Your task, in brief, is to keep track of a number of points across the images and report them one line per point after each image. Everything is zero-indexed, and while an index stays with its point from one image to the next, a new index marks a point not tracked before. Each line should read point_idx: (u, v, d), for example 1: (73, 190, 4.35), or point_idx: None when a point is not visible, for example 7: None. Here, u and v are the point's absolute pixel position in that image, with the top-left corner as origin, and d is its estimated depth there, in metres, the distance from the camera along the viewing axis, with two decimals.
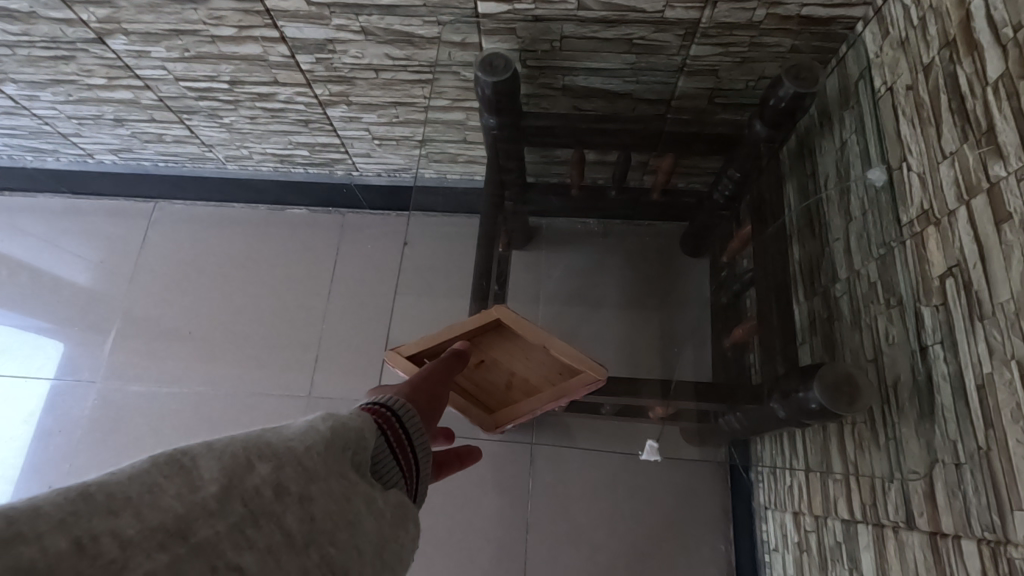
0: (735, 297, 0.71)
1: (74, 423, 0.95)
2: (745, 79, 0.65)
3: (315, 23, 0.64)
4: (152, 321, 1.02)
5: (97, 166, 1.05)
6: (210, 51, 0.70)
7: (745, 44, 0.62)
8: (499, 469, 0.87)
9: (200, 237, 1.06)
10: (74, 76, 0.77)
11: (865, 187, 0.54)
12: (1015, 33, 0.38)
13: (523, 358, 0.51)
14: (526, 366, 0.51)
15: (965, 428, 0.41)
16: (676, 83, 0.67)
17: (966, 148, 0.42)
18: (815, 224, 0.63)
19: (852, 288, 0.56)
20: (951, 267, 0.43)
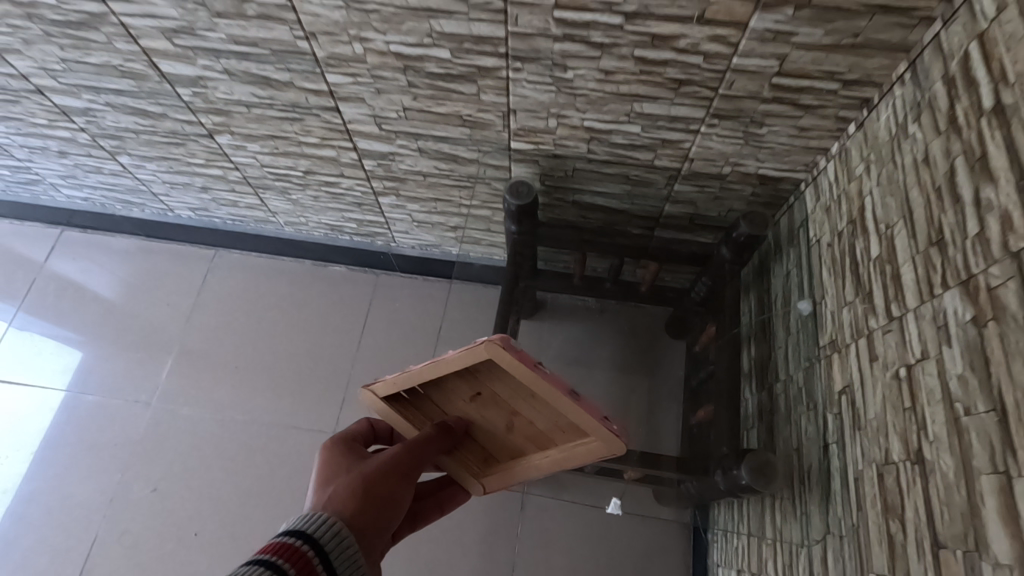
0: (700, 383, 0.87)
1: (128, 438, 1.10)
2: (718, 210, 0.83)
3: (382, 142, 0.82)
4: (206, 352, 1.17)
5: (176, 219, 1.22)
6: (294, 150, 0.88)
7: (716, 188, 0.79)
8: (493, 513, 1.01)
9: (253, 283, 1.23)
10: (179, 155, 0.95)
11: (798, 312, 0.70)
12: (885, 228, 0.54)
13: (534, 408, 0.54)
14: (534, 414, 0.54)
15: (846, 508, 0.55)
16: (662, 208, 0.85)
17: (858, 300, 0.58)
18: (765, 333, 0.78)
19: (786, 389, 0.71)
20: (845, 386, 0.58)
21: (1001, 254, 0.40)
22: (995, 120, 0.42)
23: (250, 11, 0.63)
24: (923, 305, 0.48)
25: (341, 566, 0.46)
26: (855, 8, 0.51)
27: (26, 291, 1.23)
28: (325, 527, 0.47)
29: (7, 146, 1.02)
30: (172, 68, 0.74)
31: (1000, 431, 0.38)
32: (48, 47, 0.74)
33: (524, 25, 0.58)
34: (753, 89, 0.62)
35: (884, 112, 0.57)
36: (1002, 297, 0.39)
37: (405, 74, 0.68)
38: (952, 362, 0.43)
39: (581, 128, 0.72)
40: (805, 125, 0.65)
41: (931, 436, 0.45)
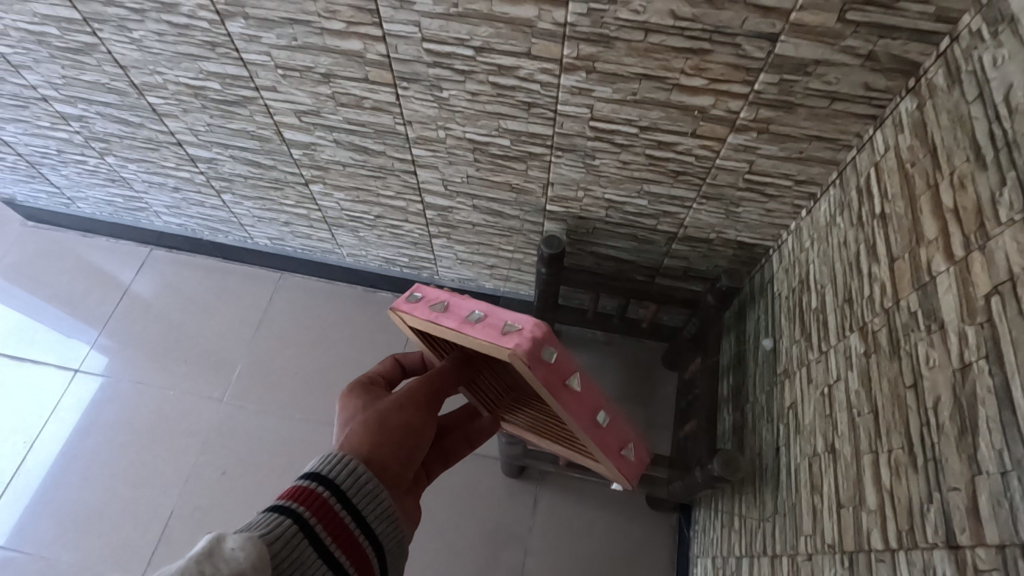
0: (688, 404, 1.08)
1: (202, 428, 1.31)
2: (707, 266, 1.04)
3: (445, 198, 1.05)
4: (271, 358, 1.38)
5: (250, 245, 1.44)
6: (372, 199, 1.11)
7: (705, 248, 1.01)
8: (509, 508, 1.19)
9: (313, 302, 1.45)
10: (275, 197, 1.18)
11: (763, 348, 0.90)
12: (820, 287, 0.76)
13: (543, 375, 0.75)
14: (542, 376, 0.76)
15: (788, 491, 0.75)
16: (661, 261, 1.07)
17: (802, 338, 0.79)
18: (739, 364, 0.98)
19: (752, 407, 0.91)
20: (792, 403, 0.78)
21: (880, 310, 0.61)
22: (880, 222, 0.64)
23: (366, 104, 0.86)
24: (839, 343, 0.69)
25: (361, 503, 0.48)
26: (798, 135, 0.73)
27: (118, 300, 1.46)
28: (341, 469, 0.49)
29: (131, 181, 1.25)
30: (293, 136, 0.98)
31: (874, 425, 0.59)
32: (200, 115, 0.98)
33: (567, 128, 0.81)
34: (731, 181, 0.84)
35: (824, 204, 0.80)
36: (879, 338, 0.61)
37: (473, 153, 0.91)
38: (853, 381, 0.64)
39: (603, 199, 0.95)
40: (770, 207, 0.87)
41: (839, 433, 0.65)
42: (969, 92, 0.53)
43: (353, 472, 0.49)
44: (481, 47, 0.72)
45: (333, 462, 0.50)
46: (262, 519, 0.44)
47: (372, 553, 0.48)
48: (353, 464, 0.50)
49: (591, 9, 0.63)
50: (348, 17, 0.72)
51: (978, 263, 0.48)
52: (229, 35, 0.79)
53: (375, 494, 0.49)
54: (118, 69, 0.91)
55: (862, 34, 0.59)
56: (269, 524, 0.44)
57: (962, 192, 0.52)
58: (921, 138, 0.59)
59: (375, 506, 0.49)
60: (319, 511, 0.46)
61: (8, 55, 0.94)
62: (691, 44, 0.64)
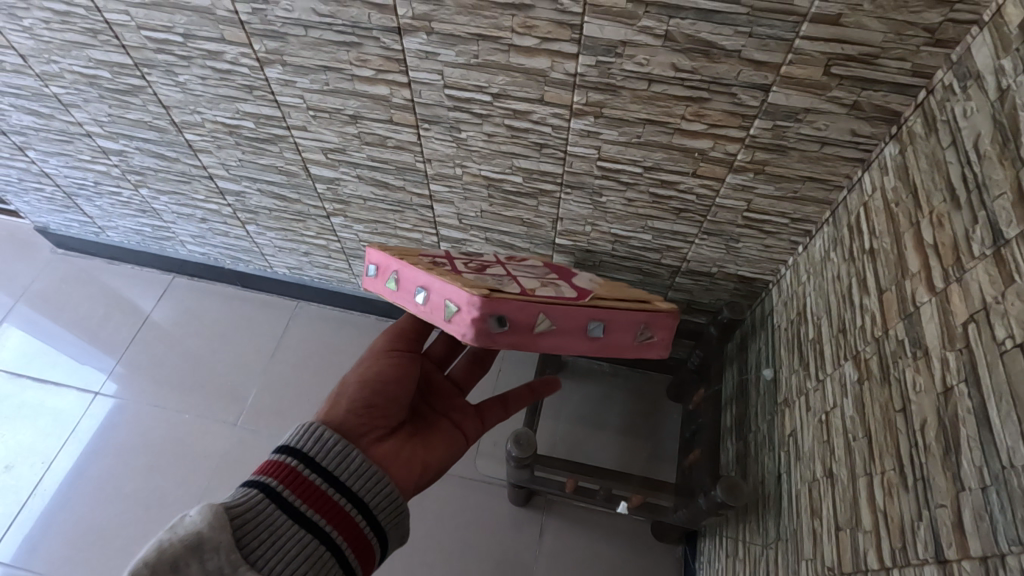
0: (692, 434, 1.10)
1: (215, 451, 1.34)
2: (709, 299, 1.09)
3: (459, 231, 1.10)
4: (285, 383, 1.42)
5: (268, 274, 1.49)
6: (390, 231, 1.16)
7: (707, 282, 1.05)
8: (515, 537, 1.20)
9: (327, 331, 1.50)
10: (297, 228, 1.24)
11: (764, 379, 0.94)
12: (815, 318, 0.80)
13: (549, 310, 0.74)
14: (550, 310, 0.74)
15: (789, 517, 0.77)
16: (665, 294, 1.11)
17: (801, 367, 0.82)
18: (742, 395, 1.01)
19: (755, 436, 0.93)
20: (792, 430, 0.81)
21: (871, 339, 0.65)
22: (869, 257, 0.68)
23: (390, 143, 0.93)
24: (835, 372, 0.72)
25: (325, 460, 0.60)
26: (792, 176, 0.78)
27: (140, 324, 1.51)
28: (305, 436, 0.61)
29: (161, 212, 1.32)
30: (318, 171, 1.04)
31: (867, 448, 0.62)
32: (233, 151, 1.05)
33: (576, 168, 0.87)
34: (730, 218, 0.89)
35: (819, 240, 0.84)
36: (871, 366, 0.64)
37: (488, 189, 0.97)
38: (848, 407, 0.67)
39: (609, 233, 1.00)
40: (769, 243, 0.92)
41: (836, 457, 0.68)
42: (943, 139, 0.58)
43: (314, 433, 0.62)
44: (498, 93, 0.78)
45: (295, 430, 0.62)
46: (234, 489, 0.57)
47: (341, 496, 0.59)
48: (314, 428, 0.62)
49: (599, 61, 0.70)
50: (378, 65, 0.79)
51: (956, 293, 0.53)
52: (267, 79, 0.86)
53: (336, 446, 0.61)
54: (161, 109, 0.99)
55: (846, 86, 0.65)
56: (237, 492, 0.56)
57: (940, 229, 0.56)
58: (903, 180, 0.64)
59: (336, 461, 0.61)
60: (282, 473, 0.58)
61: (59, 96, 1.02)
62: (691, 93, 0.71)
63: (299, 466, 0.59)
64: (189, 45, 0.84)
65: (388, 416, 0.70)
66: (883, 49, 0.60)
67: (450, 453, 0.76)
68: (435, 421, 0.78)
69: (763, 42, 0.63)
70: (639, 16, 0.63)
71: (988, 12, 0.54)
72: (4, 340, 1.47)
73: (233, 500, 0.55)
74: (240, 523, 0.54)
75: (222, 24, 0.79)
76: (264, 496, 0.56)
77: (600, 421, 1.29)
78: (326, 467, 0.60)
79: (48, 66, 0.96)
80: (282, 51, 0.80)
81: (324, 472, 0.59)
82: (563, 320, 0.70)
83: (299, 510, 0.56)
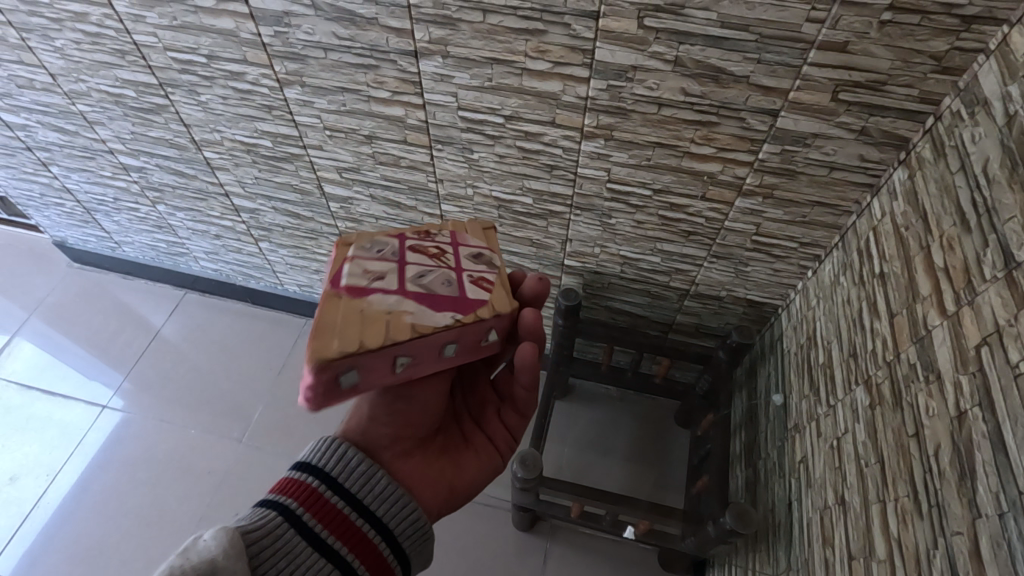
0: (700, 459, 1.09)
1: (220, 468, 1.33)
2: (718, 323, 1.08)
3: None
4: (290, 401, 1.42)
5: (278, 292, 1.51)
6: None
7: (716, 306, 1.05)
8: (518, 562, 1.18)
9: None
10: (309, 246, 1.26)
11: (774, 404, 0.92)
12: (826, 343, 0.79)
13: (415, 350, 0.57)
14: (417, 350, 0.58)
15: (801, 546, 0.75)
16: (674, 317, 1.11)
17: (811, 393, 0.81)
18: (751, 420, 1.00)
19: (764, 463, 0.92)
20: (802, 457, 0.80)
21: (882, 363, 0.65)
22: (880, 280, 0.68)
23: (403, 163, 0.95)
24: (846, 397, 0.71)
25: (348, 482, 0.60)
26: (801, 201, 0.79)
27: (150, 339, 1.52)
28: (331, 456, 0.61)
29: (176, 228, 1.35)
30: (332, 190, 1.06)
31: (880, 474, 0.61)
32: (250, 169, 1.07)
33: (586, 189, 0.88)
34: (739, 242, 0.90)
35: (828, 265, 0.84)
36: (883, 390, 0.64)
37: (498, 210, 0.98)
38: (860, 433, 0.67)
39: (618, 255, 1.00)
40: (777, 268, 0.92)
41: (848, 484, 0.67)
42: (953, 164, 0.59)
43: (339, 452, 0.62)
44: (510, 115, 0.80)
45: (319, 448, 0.62)
46: (253, 510, 0.56)
47: (361, 521, 0.58)
48: (339, 446, 0.62)
49: (610, 85, 0.71)
50: (394, 86, 0.81)
51: (968, 316, 0.52)
52: (286, 99, 0.89)
53: (360, 467, 0.61)
54: (182, 127, 1.01)
55: (854, 112, 0.66)
56: (257, 512, 0.56)
57: (951, 252, 0.56)
58: (912, 205, 0.64)
59: (359, 484, 0.60)
60: (303, 493, 0.58)
61: (85, 113, 1.05)
62: (700, 118, 0.72)
63: (322, 487, 0.59)
64: (212, 66, 0.87)
65: (417, 430, 0.69)
66: (891, 76, 0.61)
67: (482, 472, 0.75)
68: (470, 435, 0.78)
69: (771, 68, 0.64)
70: (649, 41, 0.65)
71: (993, 41, 0.55)
72: (17, 352, 1.49)
73: (251, 522, 0.55)
74: (258, 547, 0.53)
75: (245, 46, 0.81)
76: (285, 518, 0.55)
77: (606, 445, 1.27)
78: (349, 489, 0.60)
79: (76, 85, 0.99)
80: (302, 72, 0.83)
81: (347, 494, 0.59)
82: (418, 368, 0.61)
83: (319, 534, 0.55)
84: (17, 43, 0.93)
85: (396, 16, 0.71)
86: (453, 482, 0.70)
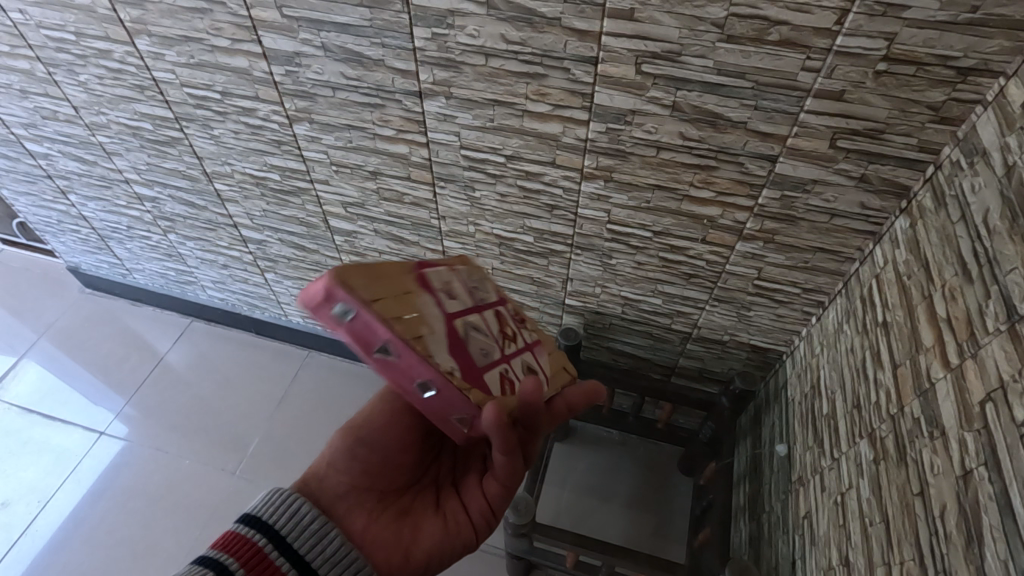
0: (702, 510, 1.05)
1: (210, 501, 1.31)
2: (722, 367, 1.06)
3: None
4: (288, 434, 1.41)
5: (282, 323, 1.51)
6: None
7: (719, 350, 1.03)
8: None
9: (335, 383, 1.49)
10: (313, 278, 1.27)
11: (778, 454, 0.89)
12: (829, 393, 0.77)
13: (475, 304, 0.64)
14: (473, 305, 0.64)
15: None
16: (677, 360, 1.09)
17: (815, 444, 0.78)
18: (755, 471, 0.96)
19: (768, 518, 0.88)
20: (807, 512, 0.76)
21: (886, 416, 0.62)
22: (883, 329, 0.67)
23: (406, 199, 0.96)
24: (850, 450, 0.68)
25: (293, 539, 0.60)
26: (803, 247, 0.78)
27: (152, 366, 1.53)
28: (278, 512, 0.61)
29: (185, 257, 1.37)
30: (337, 223, 1.07)
31: (885, 535, 0.58)
32: (258, 202, 1.09)
33: (586, 230, 0.88)
34: (741, 286, 0.88)
35: (832, 311, 0.83)
36: (886, 444, 0.61)
37: (499, 247, 0.99)
38: (864, 489, 0.64)
39: (619, 296, 1.00)
40: (781, 312, 0.90)
41: (853, 544, 0.63)
42: (953, 214, 0.58)
43: (292, 509, 0.62)
44: (511, 155, 0.81)
45: (271, 503, 0.62)
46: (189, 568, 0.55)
47: None
48: (292, 502, 0.62)
49: (609, 128, 0.72)
50: (399, 125, 0.83)
51: (972, 369, 0.50)
52: (295, 135, 0.91)
53: (312, 525, 0.61)
54: (195, 159, 1.04)
55: (853, 159, 0.65)
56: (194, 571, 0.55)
57: (953, 303, 0.55)
58: (914, 253, 0.63)
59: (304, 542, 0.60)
60: (247, 552, 0.57)
61: (104, 144, 1.09)
62: (699, 161, 0.72)
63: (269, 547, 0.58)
64: (226, 102, 0.89)
65: (375, 484, 0.69)
66: (889, 125, 0.61)
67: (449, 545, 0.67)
68: (445, 502, 0.71)
69: (768, 114, 0.64)
70: (647, 86, 0.66)
71: (990, 92, 0.55)
72: (23, 375, 1.50)
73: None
74: None
75: (257, 84, 0.84)
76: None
77: (607, 492, 1.23)
78: (297, 549, 0.59)
79: (97, 117, 1.02)
80: (311, 109, 0.85)
81: (294, 556, 0.59)
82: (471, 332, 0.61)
83: None
84: (45, 77, 0.97)
85: (401, 58, 0.73)
86: (410, 546, 0.65)
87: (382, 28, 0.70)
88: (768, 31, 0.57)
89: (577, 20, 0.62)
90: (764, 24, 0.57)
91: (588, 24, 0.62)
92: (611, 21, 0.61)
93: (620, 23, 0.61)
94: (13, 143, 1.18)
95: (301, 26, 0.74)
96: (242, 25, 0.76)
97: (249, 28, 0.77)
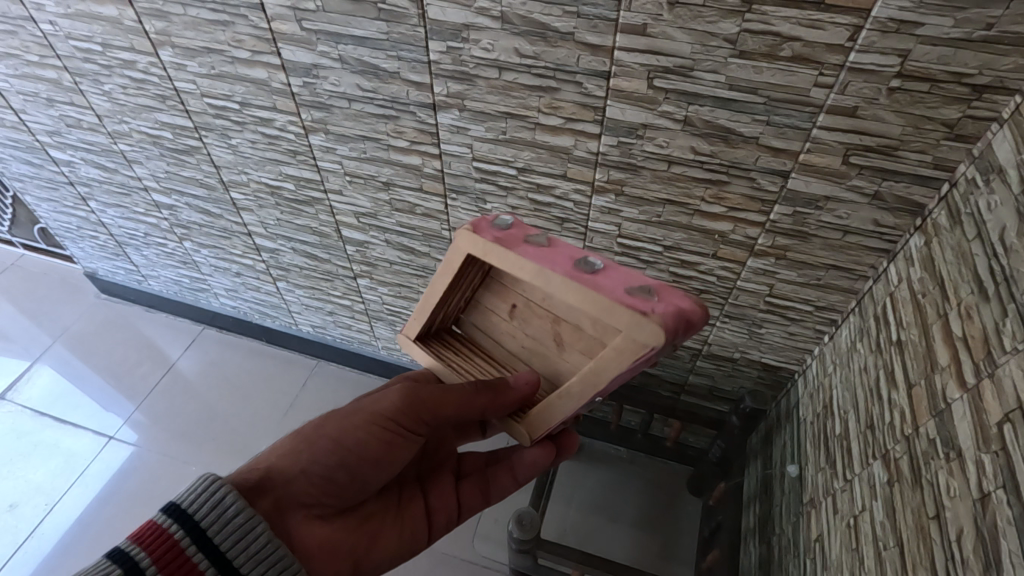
0: (711, 531, 1.04)
1: None
2: (732, 385, 1.05)
3: None
4: None
5: (293, 332, 1.51)
6: (412, 295, 1.19)
7: (730, 367, 1.02)
8: None
9: (342, 393, 1.50)
10: (323, 287, 1.28)
11: (788, 475, 0.87)
12: (842, 413, 0.75)
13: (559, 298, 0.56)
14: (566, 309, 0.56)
15: None
16: (687, 377, 1.08)
17: (827, 465, 0.76)
18: (766, 492, 0.94)
19: (778, 540, 0.86)
20: (817, 535, 0.74)
21: (900, 436, 0.61)
22: (897, 348, 0.65)
23: (417, 211, 0.97)
24: (863, 472, 0.67)
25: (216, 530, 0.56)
26: (815, 264, 0.77)
27: (162, 373, 1.54)
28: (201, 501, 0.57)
29: (200, 264, 1.39)
30: (349, 233, 1.08)
31: (899, 559, 0.56)
32: (272, 212, 1.11)
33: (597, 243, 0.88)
34: (753, 302, 0.88)
35: (844, 329, 0.82)
36: (901, 465, 0.60)
37: None
38: (877, 511, 0.62)
39: None
40: (793, 331, 0.89)
41: (866, 567, 0.62)
42: (969, 231, 0.57)
43: (216, 496, 0.58)
44: (522, 168, 0.81)
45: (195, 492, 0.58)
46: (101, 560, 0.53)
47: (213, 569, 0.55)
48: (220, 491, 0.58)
49: (620, 142, 0.73)
50: (412, 137, 0.84)
51: (989, 389, 0.49)
52: (310, 146, 0.92)
53: (236, 519, 0.57)
54: (212, 168, 1.06)
55: (866, 175, 0.65)
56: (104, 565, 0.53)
57: (969, 321, 0.54)
58: (929, 271, 0.62)
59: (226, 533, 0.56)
60: (162, 547, 0.55)
61: (125, 152, 1.11)
62: (711, 176, 0.72)
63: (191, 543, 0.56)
64: (244, 112, 0.91)
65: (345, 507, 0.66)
66: (902, 141, 0.61)
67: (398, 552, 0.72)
68: (408, 499, 0.75)
69: (781, 130, 0.64)
70: (659, 101, 0.66)
71: (1006, 110, 0.55)
72: (35, 378, 1.52)
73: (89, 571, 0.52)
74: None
75: (275, 95, 0.86)
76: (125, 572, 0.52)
77: (614, 511, 1.21)
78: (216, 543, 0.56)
79: (119, 126, 1.05)
80: (326, 120, 0.87)
81: (211, 548, 0.56)
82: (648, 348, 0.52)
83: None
84: (71, 86, 1.00)
85: (416, 70, 0.74)
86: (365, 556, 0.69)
87: (397, 42, 0.72)
88: (781, 47, 0.58)
89: (590, 34, 0.63)
90: (776, 40, 0.57)
91: (601, 39, 0.63)
92: (624, 36, 0.62)
93: (634, 38, 0.62)
94: (38, 150, 1.21)
95: (319, 39, 0.75)
96: (262, 37, 0.78)
97: (269, 40, 0.78)
